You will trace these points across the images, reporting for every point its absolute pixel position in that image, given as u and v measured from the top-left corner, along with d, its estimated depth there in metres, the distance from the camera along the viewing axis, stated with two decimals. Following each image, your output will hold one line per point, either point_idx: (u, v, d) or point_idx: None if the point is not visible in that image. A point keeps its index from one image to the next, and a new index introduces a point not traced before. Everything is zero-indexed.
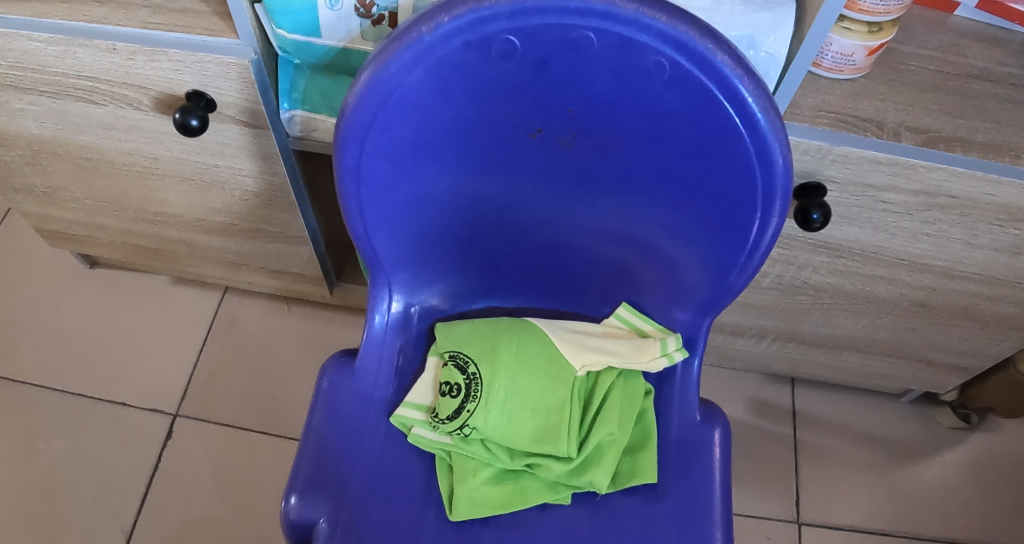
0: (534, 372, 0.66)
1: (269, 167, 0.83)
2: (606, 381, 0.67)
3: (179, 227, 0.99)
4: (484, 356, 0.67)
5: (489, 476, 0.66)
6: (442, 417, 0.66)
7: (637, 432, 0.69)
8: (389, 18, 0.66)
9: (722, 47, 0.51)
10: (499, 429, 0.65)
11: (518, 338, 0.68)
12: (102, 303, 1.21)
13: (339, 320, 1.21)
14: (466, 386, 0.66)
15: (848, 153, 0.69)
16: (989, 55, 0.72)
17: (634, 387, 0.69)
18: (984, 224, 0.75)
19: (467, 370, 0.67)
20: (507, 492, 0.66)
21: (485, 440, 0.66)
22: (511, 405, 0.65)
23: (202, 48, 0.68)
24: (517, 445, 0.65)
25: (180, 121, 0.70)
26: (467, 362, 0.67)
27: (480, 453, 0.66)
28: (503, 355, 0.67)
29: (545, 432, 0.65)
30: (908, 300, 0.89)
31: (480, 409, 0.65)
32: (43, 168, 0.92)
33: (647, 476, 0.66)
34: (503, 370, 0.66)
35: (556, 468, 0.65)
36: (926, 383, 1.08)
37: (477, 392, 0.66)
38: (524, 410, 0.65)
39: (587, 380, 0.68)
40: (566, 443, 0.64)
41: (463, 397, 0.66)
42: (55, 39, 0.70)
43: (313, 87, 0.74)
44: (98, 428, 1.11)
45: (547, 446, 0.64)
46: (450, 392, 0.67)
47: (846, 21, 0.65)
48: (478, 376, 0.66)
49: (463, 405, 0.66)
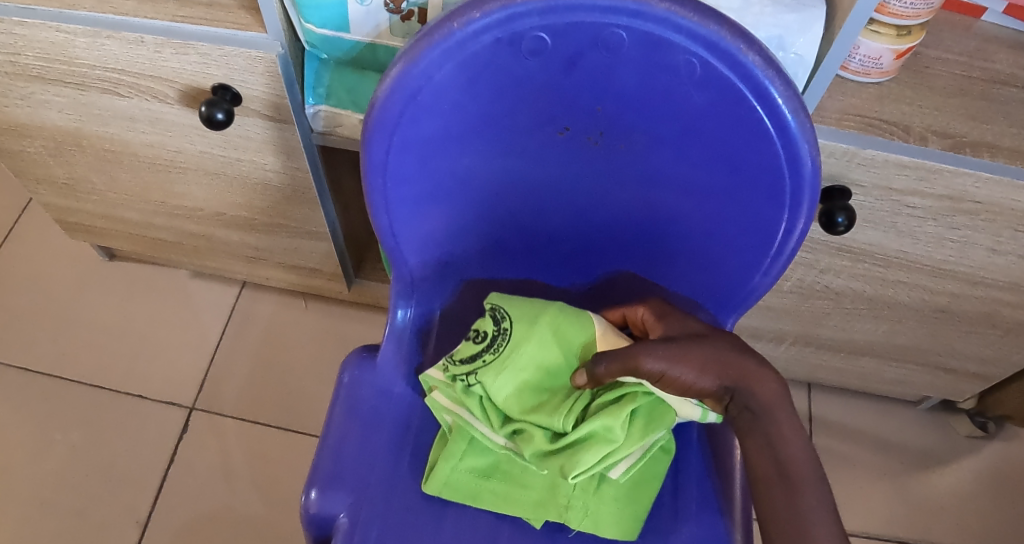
0: (568, 348, 0.63)
1: (292, 162, 0.83)
2: (625, 410, 0.60)
3: (199, 221, 0.99)
4: (523, 316, 0.64)
5: (476, 465, 0.66)
6: (457, 359, 0.65)
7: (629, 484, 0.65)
8: (418, 13, 0.65)
9: (753, 48, 0.51)
10: (503, 390, 0.62)
11: (559, 311, 0.64)
12: (120, 297, 1.22)
13: (356, 316, 1.21)
14: (491, 338, 0.64)
15: (874, 156, 0.69)
16: (1016, 60, 0.72)
17: (661, 415, 0.62)
18: (1008, 230, 0.74)
19: (500, 323, 0.64)
20: (485, 487, 0.66)
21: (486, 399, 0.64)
22: (527, 367, 0.62)
23: (230, 42, 0.69)
24: (510, 411, 0.63)
25: (206, 114, 0.70)
26: (503, 317, 0.64)
27: (472, 405, 0.64)
28: (541, 323, 0.63)
29: (545, 409, 0.62)
30: (930, 306, 0.88)
31: (496, 362, 0.63)
32: (65, 159, 0.93)
33: (602, 532, 0.64)
34: (535, 337, 0.63)
35: (540, 442, 0.61)
36: (945, 390, 1.08)
37: (501, 347, 0.63)
38: (536, 379, 0.63)
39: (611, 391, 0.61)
40: (561, 418, 0.61)
41: (484, 347, 0.64)
42: (83, 31, 0.71)
43: (338, 82, 0.74)
44: (114, 420, 1.11)
45: (540, 416, 0.61)
46: (474, 338, 0.65)
47: (874, 24, 0.65)
48: (507, 334, 0.63)
49: (480, 354, 0.64)
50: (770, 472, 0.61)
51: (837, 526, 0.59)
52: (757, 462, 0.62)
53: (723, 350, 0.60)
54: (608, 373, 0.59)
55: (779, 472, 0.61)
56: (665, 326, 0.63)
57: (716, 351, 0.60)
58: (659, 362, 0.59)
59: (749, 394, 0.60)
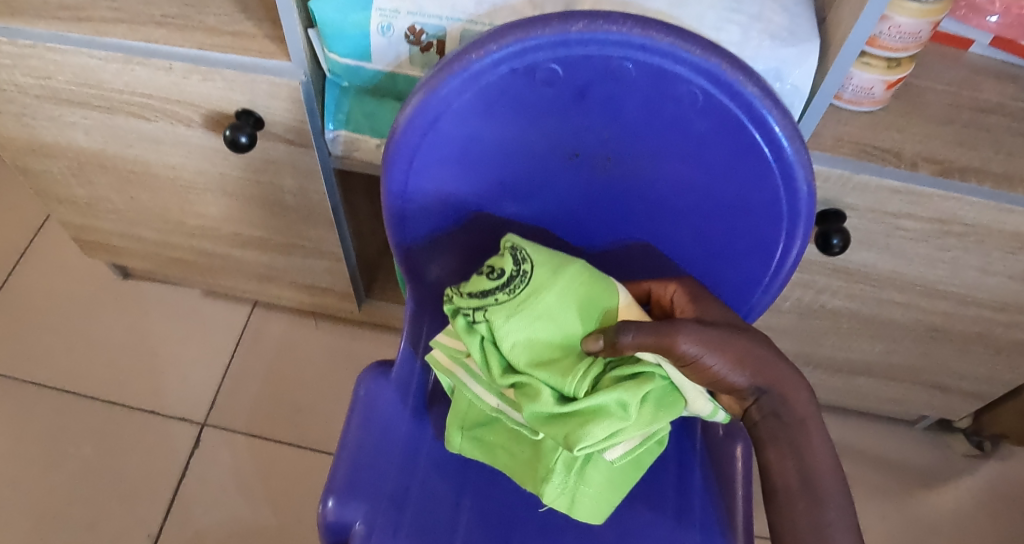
0: (588, 308, 0.62)
1: (309, 185, 0.87)
2: (642, 392, 0.59)
3: (215, 241, 1.03)
4: (546, 263, 0.63)
5: (473, 416, 0.68)
6: (468, 292, 0.63)
7: (616, 473, 0.65)
8: (436, 45, 0.69)
9: (751, 80, 0.55)
10: (513, 331, 0.61)
11: (583, 270, 0.63)
12: (134, 314, 1.24)
13: (365, 335, 1.24)
14: (509, 277, 0.62)
15: (868, 181, 0.72)
16: (1003, 89, 0.76)
17: (669, 407, 0.62)
18: (998, 251, 0.77)
19: (521, 264, 0.62)
20: (482, 442, 0.68)
21: (488, 340, 0.63)
22: (542, 312, 0.61)
23: (255, 69, 0.72)
24: (516, 360, 0.61)
25: (230, 137, 0.74)
26: (524, 259, 0.63)
27: (474, 345, 0.63)
28: (563, 275, 0.62)
29: (557, 368, 0.60)
30: (924, 325, 0.91)
31: (511, 303, 0.62)
32: (88, 180, 0.96)
33: (573, 513, 0.65)
34: (553, 287, 0.62)
35: (547, 404, 0.60)
36: (941, 409, 1.10)
37: (517, 289, 0.62)
38: (546, 331, 0.61)
39: (628, 366, 0.61)
40: (575, 381, 0.60)
41: (499, 283, 0.62)
42: (114, 57, 0.74)
43: (357, 108, 0.77)
44: (127, 435, 1.14)
45: (550, 373, 0.60)
46: (489, 273, 0.63)
47: (866, 56, 0.69)
48: (527, 276, 0.62)
49: (494, 291, 0.62)
50: (791, 482, 0.63)
51: (856, 534, 0.62)
52: (777, 470, 0.64)
53: (760, 353, 0.61)
54: (633, 345, 0.58)
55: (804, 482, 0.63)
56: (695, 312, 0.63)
57: (755, 352, 0.61)
58: (694, 349, 0.59)
59: (781, 401, 0.63)
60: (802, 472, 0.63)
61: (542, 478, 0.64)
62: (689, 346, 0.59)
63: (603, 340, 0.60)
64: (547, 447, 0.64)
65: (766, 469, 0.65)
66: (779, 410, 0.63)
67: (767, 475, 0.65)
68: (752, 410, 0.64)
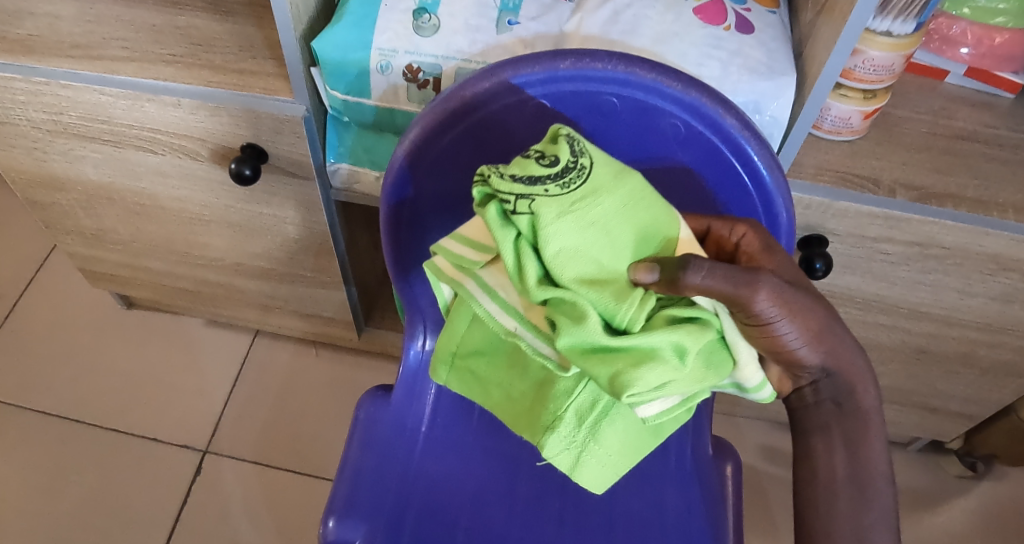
0: (644, 229, 0.54)
1: (311, 216, 0.90)
2: (702, 339, 0.53)
3: (219, 270, 1.05)
4: (605, 168, 0.55)
5: (474, 344, 0.65)
6: (515, 175, 0.53)
7: (632, 438, 0.60)
8: (433, 82, 0.72)
9: (731, 112, 0.57)
10: (563, 232, 0.52)
11: (641, 186, 0.55)
12: (137, 343, 1.27)
13: (365, 363, 1.26)
14: (563, 168, 0.53)
15: (847, 208, 0.75)
16: (978, 117, 0.80)
17: (717, 363, 0.55)
18: (977, 273, 0.80)
19: (577, 160, 0.54)
20: (484, 380, 0.66)
21: (526, 237, 0.54)
22: (596, 219, 0.53)
23: (260, 105, 0.76)
24: (560, 272, 0.53)
25: (235, 170, 0.77)
26: (581, 156, 0.54)
27: (506, 240, 0.54)
28: (619, 187, 0.55)
29: (611, 290, 0.52)
30: (910, 347, 0.94)
31: (563, 198, 0.53)
32: (96, 212, 0.99)
33: (574, 476, 0.60)
34: (611, 194, 0.54)
35: (594, 333, 0.52)
36: (932, 430, 1.12)
37: (572, 185, 0.53)
38: (597, 245, 0.53)
39: (685, 308, 0.53)
40: (630, 311, 0.52)
41: (552, 172, 0.53)
42: (125, 94, 0.78)
43: (358, 143, 0.81)
44: (130, 462, 1.15)
45: (602, 294, 0.52)
46: (541, 160, 0.53)
47: (843, 88, 0.72)
48: (584, 174, 0.54)
49: (544, 179, 0.53)
50: (837, 474, 0.61)
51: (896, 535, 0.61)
52: (822, 461, 0.62)
53: (836, 333, 0.56)
54: (698, 288, 0.50)
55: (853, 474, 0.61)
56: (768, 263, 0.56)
57: (832, 327, 0.55)
58: (769, 309, 0.52)
59: (843, 389, 0.59)
60: (850, 467, 0.61)
61: (545, 427, 0.60)
62: (764, 305, 0.52)
63: (663, 273, 0.51)
64: (558, 390, 0.59)
65: (809, 458, 0.62)
66: (837, 399, 0.60)
67: (809, 465, 0.62)
68: (807, 392, 0.60)
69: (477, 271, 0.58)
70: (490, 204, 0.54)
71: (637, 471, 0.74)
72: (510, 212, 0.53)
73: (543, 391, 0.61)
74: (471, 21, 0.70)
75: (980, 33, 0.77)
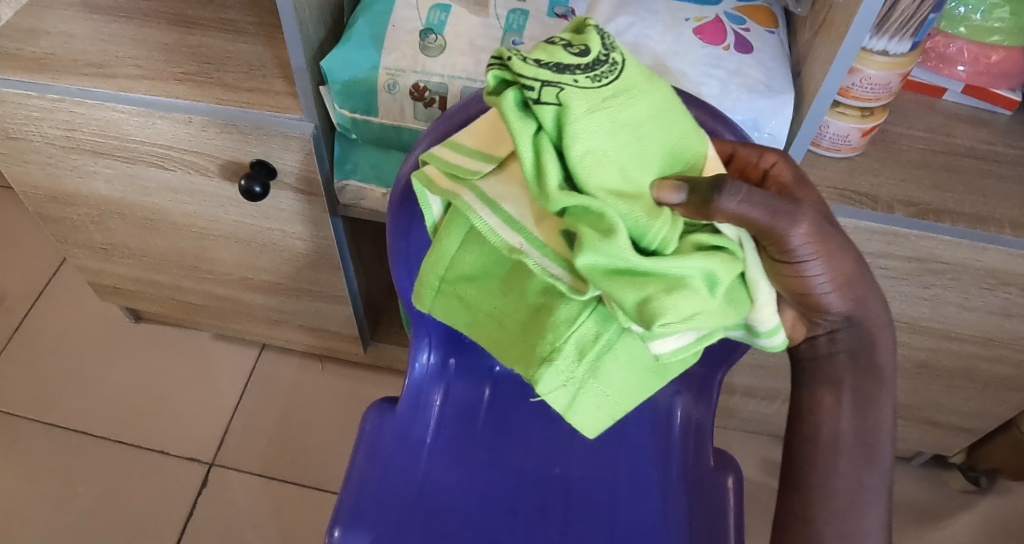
0: (676, 147, 0.53)
1: (319, 231, 0.91)
2: (733, 271, 0.52)
3: (226, 285, 1.07)
4: (634, 72, 0.54)
5: (467, 269, 0.64)
6: (545, 63, 0.51)
7: (632, 377, 0.60)
8: (439, 101, 0.73)
9: (730, 129, 0.62)
10: (590, 128, 0.50)
11: (668, 99, 0.54)
12: (145, 356, 1.28)
13: (370, 377, 1.27)
14: (593, 61, 0.52)
15: (845, 224, 0.76)
16: (975, 134, 0.81)
17: (734, 296, 0.55)
18: (976, 287, 0.81)
19: (607, 57, 0.53)
20: (480, 307, 0.65)
21: (549, 132, 0.51)
22: (624, 120, 0.51)
23: (269, 122, 0.78)
24: (587, 176, 0.50)
25: (245, 187, 0.79)
26: (610, 55, 0.53)
27: (524, 132, 0.51)
28: (650, 94, 0.53)
29: (642, 205, 0.50)
30: (911, 361, 0.94)
31: (592, 93, 0.51)
32: (106, 227, 1.00)
33: (568, 414, 0.60)
34: (642, 96, 0.53)
35: (625, 250, 0.49)
36: (935, 445, 1.12)
37: (601, 81, 0.52)
38: (624, 141, 0.51)
39: (713, 235, 0.52)
40: (663, 230, 0.50)
41: (582, 64, 0.52)
42: (137, 111, 0.80)
43: (365, 160, 0.82)
44: (136, 474, 1.16)
45: (633, 208, 0.50)
46: (570, 52, 0.52)
47: (841, 106, 0.74)
48: (614, 70, 0.53)
49: (573, 69, 0.51)
50: (844, 434, 0.62)
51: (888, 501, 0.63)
52: (828, 416, 0.62)
53: (865, 282, 0.57)
54: (731, 215, 0.49)
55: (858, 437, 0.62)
56: (801, 193, 0.55)
57: (864, 277, 0.56)
58: (803, 244, 0.52)
59: (864, 344, 0.60)
60: (857, 425, 0.61)
61: (543, 359, 0.59)
62: (799, 240, 0.51)
63: (693, 194, 0.49)
64: (559, 320, 0.58)
65: (816, 411, 0.63)
66: (854, 352, 0.60)
67: (815, 419, 0.63)
68: (821, 342, 0.61)
69: (477, 182, 0.57)
70: (511, 92, 0.51)
71: (638, 485, 0.75)
72: (533, 99, 0.50)
73: (542, 320, 0.60)
74: (477, 41, 0.72)
75: (976, 51, 0.79)
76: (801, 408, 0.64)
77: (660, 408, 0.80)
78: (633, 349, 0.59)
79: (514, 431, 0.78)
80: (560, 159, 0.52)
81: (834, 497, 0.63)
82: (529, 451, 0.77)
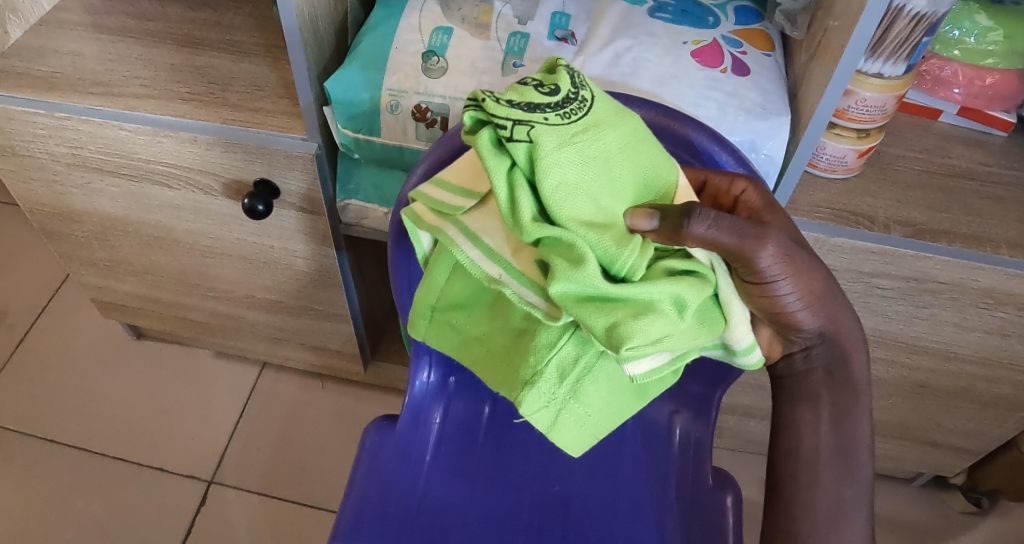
0: (647, 176, 0.55)
1: (321, 250, 0.92)
2: (702, 295, 0.53)
3: (228, 302, 1.07)
4: (603, 106, 0.56)
5: (455, 298, 0.65)
6: (515, 102, 0.53)
7: (612, 397, 0.61)
8: (441, 122, 0.74)
9: (726, 150, 0.63)
10: (561, 163, 0.52)
11: (639, 130, 0.56)
12: (146, 374, 1.28)
13: (370, 396, 1.27)
14: (562, 99, 0.54)
15: (842, 244, 0.76)
16: (971, 155, 0.82)
17: (708, 316, 0.56)
18: (973, 307, 0.81)
19: (575, 93, 0.55)
20: (466, 333, 0.65)
21: (522, 169, 0.53)
22: (595, 154, 0.53)
23: (273, 142, 0.79)
24: (558, 210, 0.52)
25: (248, 205, 0.80)
26: (579, 91, 0.55)
27: (499, 170, 0.52)
28: (621, 127, 0.55)
29: (611, 235, 0.52)
30: (910, 381, 0.95)
31: (563, 129, 0.53)
32: (110, 244, 1.01)
33: (551, 434, 0.60)
34: (612, 130, 0.55)
35: (594, 279, 0.51)
36: (935, 466, 1.12)
37: (571, 117, 0.53)
38: (595, 176, 0.53)
39: (683, 260, 0.54)
40: (632, 257, 0.51)
41: (551, 101, 0.53)
42: (143, 130, 0.81)
43: (369, 180, 0.83)
44: (135, 491, 1.16)
45: (602, 238, 0.51)
46: (540, 89, 0.54)
47: (837, 128, 0.75)
48: (583, 106, 0.54)
49: (542, 107, 0.53)
50: (821, 449, 0.64)
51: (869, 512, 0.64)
52: (806, 431, 0.64)
53: (836, 300, 0.59)
54: (701, 239, 0.51)
55: (835, 451, 0.64)
56: (771, 217, 0.58)
57: (832, 294, 0.58)
58: (771, 265, 0.54)
59: (838, 359, 0.62)
60: (835, 438, 0.63)
61: (525, 382, 0.59)
62: (767, 261, 0.54)
63: (665, 221, 0.51)
64: (540, 343, 0.59)
65: (794, 427, 0.65)
66: (829, 368, 0.62)
67: (794, 435, 0.64)
68: (798, 359, 0.63)
69: (459, 217, 0.58)
70: (485, 130, 0.53)
71: (637, 504, 0.75)
72: (506, 138, 0.52)
73: (524, 345, 0.61)
74: (479, 63, 0.73)
75: (971, 74, 0.80)
76: (780, 423, 0.66)
77: (658, 425, 0.80)
78: (612, 371, 0.60)
79: (513, 449, 0.78)
80: (534, 193, 0.53)
81: (814, 511, 0.64)
82: (528, 469, 0.77)
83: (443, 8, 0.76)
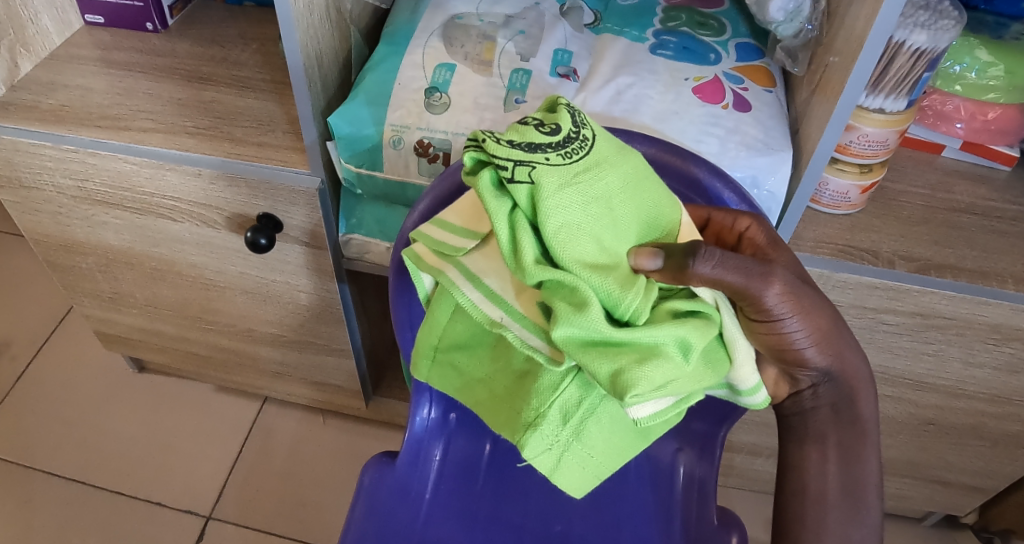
0: (650, 215, 0.55)
1: (324, 284, 0.92)
2: (706, 336, 0.53)
3: (230, 336, 1.07)
4: (605, 146, 0.56)
5: (457, 337, 0.64)
6: (516, 143, 0.53)
7: (614, 438, 0.60)
8: (443, 157, 0.74)
9: (729, 187, 0.63)
10: (563, 205, 0.52)
11: (641, 168, 0.56)
12: (147, 407, 1.28)
13: (371, 430, 1.26)
14: (562, 138, 0.54)
15: (846, 279, 0.76)
16: (975, 191, 0.82)
17: (713, 356, 0.55)
18: (980, 343, 0.80)
19: (576, 132, 0.55)
20: (468, 372, 0.65)
21: (523, 211, 0.53)
22: (597, 194, 0.53)
23: (276, 176, 0.79)
24: (560, 253, 0.51)
25: (251, 239, 0.80)
26: (580, 130, 0.55)
27: (500, 212, 0.52)
28: (622, 165, 0.55)
29: (614, 277, 0.51)
30: (918, 419, 0.94)
31: (564, 169, 0.53)
32: (113, 275, 1.01)
33: (553, 477, 0.59)
34: (613, 169, 0.54)
35: (597, 323, 0.50)
36: (946, 506, 1.10)
37: (572, 157, 0.54)
38: (598, 215, 0.52)
39: (687, 301, 0.53)
40: (636, 300, 0.51)
41: (551, 141, 0.54)
42: (148, 163, 0.81)
43: (370, 215, 0.83)
44: (133, 526, 1.15)
45: (606, 281, 0.51)
46: (541, 129, 0.54)
47: (839, 163, 0.75)
48: (583, 145, 0.55)
49: (543, 147, 0.53)
50: (828, 489, 0.63)
51: None
52: (814, 470, 0.63)
53: (842, 337, 0.58)
54: (706, 278, 0.51)
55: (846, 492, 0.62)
56: (774, 255, 0.57)
57: (839, 330, 0.58)
58: (777, 304, 0.54)
59: (845, 397, 0.61)
60: (844, 477, 0.62)
61: (528, 425, 0.59)
62: (772, 300, 0.53)
63: (669, 260, 0.51)
64: (543, 386, 0.58)
65: (802, 466, 0.64)
66: (835, 405, 0.61)
67: (801, 475, 0.64)
68: (805, 398, 0.62)
69: (460, 258, 0.58)
70: (485, 172, 0.53)
71: None
72: (507, 179, 0.52)
73: (526, 387, 0.60)
74: (481, 100, 0.74)
75: (972, 109, 0.80)
76: (786, 462, 0.65)
77: (661, 465, 0.79)
78: (615, 413, 0.59)
79: (514, 487, 0.77)
80: (536, 235, 0.53)
81: None
82: (529, 508, 0.76)
83: (446, 45, 0.77)
